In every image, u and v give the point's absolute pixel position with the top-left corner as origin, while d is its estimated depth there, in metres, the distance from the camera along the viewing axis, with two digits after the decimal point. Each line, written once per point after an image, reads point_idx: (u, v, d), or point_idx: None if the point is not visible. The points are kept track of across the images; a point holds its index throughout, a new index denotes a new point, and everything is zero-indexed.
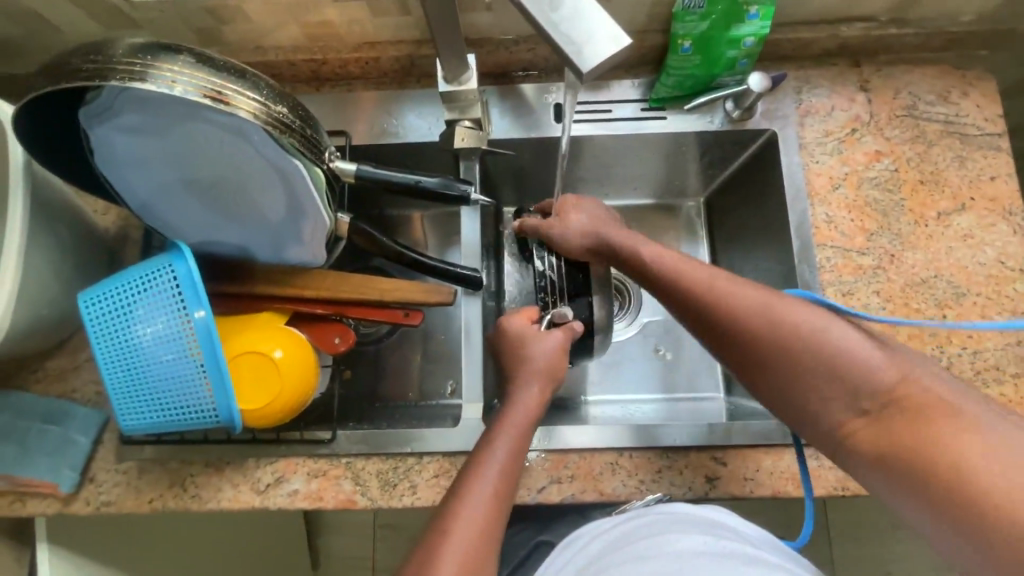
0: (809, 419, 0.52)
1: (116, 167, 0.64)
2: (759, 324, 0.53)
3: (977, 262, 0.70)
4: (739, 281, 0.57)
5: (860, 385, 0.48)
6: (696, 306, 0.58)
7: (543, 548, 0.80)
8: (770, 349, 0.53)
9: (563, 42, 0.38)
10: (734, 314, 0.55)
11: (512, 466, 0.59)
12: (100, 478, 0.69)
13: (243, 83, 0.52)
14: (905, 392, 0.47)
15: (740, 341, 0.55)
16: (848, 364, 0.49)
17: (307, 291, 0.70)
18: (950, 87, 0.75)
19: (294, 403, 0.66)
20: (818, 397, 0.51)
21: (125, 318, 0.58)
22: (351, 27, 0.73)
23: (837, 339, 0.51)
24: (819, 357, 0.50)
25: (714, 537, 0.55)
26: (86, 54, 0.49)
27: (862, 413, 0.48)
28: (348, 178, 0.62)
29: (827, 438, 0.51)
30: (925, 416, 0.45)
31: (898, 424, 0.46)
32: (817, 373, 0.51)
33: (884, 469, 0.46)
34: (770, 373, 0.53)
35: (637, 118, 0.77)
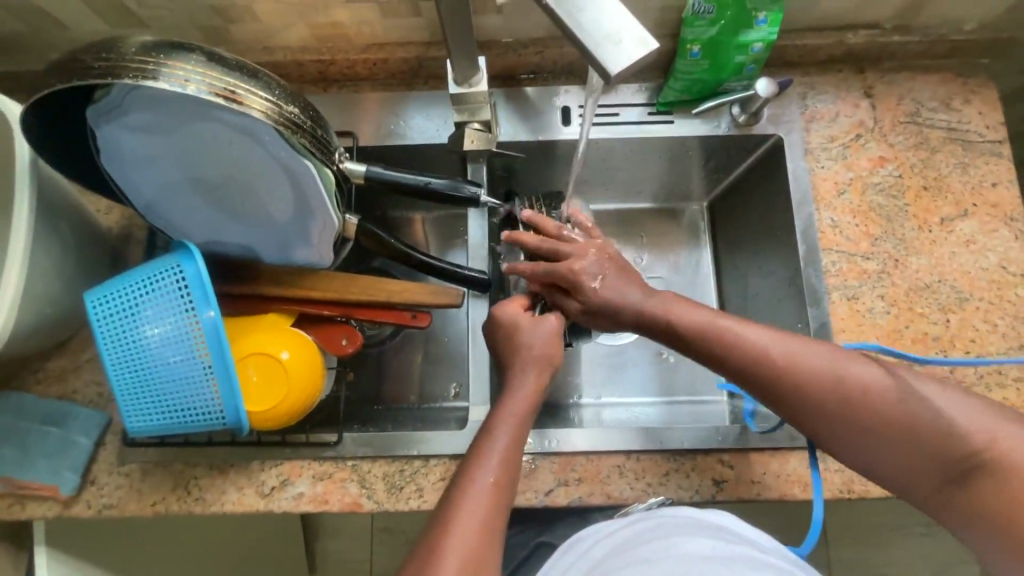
0: (894, 482, 0.54)
1: (123, 167, 0.63)
2: (833, 397, 0.54)
3: (979, 267, 0.71)
4: (800, 346, 0.57)
5: (943, 451, 0.51)
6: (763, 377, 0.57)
7: (544, 549, 0.79)
8: (850, 423, 0.54)
9: (591, 44, 0.38)
10: (808, 389, 0.55)
11: (512, 461, 0.58)
12: (102, 481, 0.68)
13: (255, 83, 0.52)
14: (988, 453, 0.49)
15: (817, 415, 0.55)
16: (926, 429, 0.51)
17: (314, 292, 0.70)
18: (952, 93, 0.76)
19: (301, 405, 0.65)
20: (908, 467, 0.53)
21: (132, 319, 0.57)
22: (360, 28, 0.73)
23: (911, 407, 0.52)
24: (899, 425, 0.52)
25: (720, 542, 0.55)
26: (96, 52, 0.49)
27: (947, 476, 0.51)
28: (358, 179, 0.63)
29: (908, 491, 0.54)
30: (1007, 476, 0.48)
31: (986, 485, 0.49)
32: (898, 440, 0.52)
33: (974, 523, 0.51)
34: (850, 442, 0.55)
35: (643, 122, 0.77)
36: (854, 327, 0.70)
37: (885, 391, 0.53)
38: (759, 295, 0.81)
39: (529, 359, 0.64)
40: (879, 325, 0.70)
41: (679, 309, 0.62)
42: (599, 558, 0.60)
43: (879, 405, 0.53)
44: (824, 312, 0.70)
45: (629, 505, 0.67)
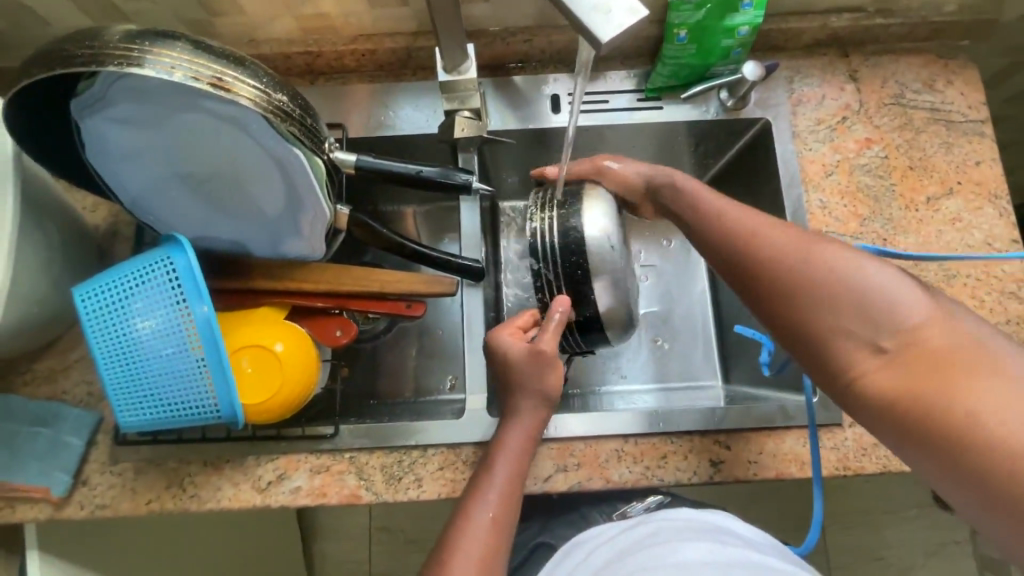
0: (813, 358, 0.50)
1: (109, 160, 0.62)
2: (778, 256, 0.53)
3: (965, 244, 0.72)
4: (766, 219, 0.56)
5: (879, 320, 0.47)
6: (721, 239, 0.58)
7: (544, 550, 0.78)
8: (785, 281, 0.51)
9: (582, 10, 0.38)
10: (756, 248, 0.54)
11: (512, 487, 0.60)
12: (94, 481, 0.67)
13: (243, 71, 0.51)
14: (925, 332, 0.46)
15: (758, 273, 0.53)
16: (869, 296, 0.48)
17: (306, 284, 0.69)
18: (935, 75, 0.77)
19: (296, 398, 0.65)
20: (833, 335, 0.49)
21: (121, 312, 0.56)
22: (347, 18, 0.72)
23: (861, 273, 0.49)
24: (838, 288, 0.49)
25: (716, 543, 0.57)
26: (81, 40, 0.48)
27: (875, 349, 0.47)
28: (348, 169, 0.62)
29: (825, 373, 0.50)
30: (939, 355, 0.45)
31: (914, 363, 0.45)
32: (833, 307, 0.49)
33: (888, 407, 0.46)
34: (781, 307, 0.51)
35: (632, 108, 0.78)
36: None
37: (838, 258, 0.50)
38: None
39: (529, 394, 0.64)
40: None
41: (692, 191, 0.65)
42: (599, 563, 0.60)
43: (825, 269, 0.50)
44: None
45: (624, 509, 0.75)
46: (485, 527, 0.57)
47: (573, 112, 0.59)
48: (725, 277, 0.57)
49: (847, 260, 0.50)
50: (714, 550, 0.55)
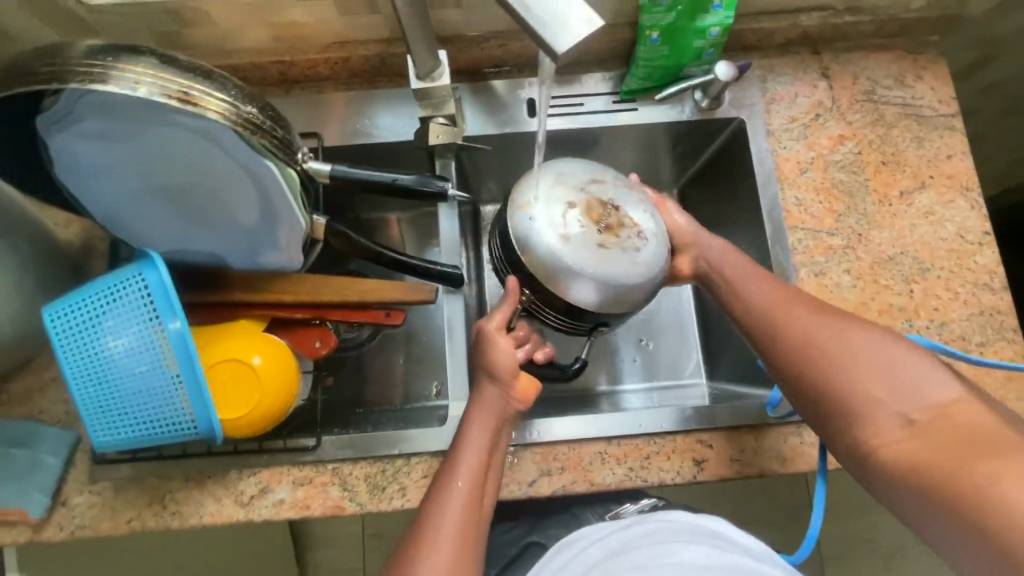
0: (845, 424, 0.54)
1: (80, 176, 0.61)
2: (820, 331, 0.58)
3: (938, 238, 0.73)
4: (803, 296, 0.62)
5: (906, 395, 0.52)
6: (760, 306, 0.62)
7: (535, 549, 0.78)
8: (819, 353, 0.57)
9: (536, 22, 0.37)
10: (795, 322, 0.59)
11: (480, 466, 0.60)
12: (73, 501, 0.66)
13: (210, 84, 0.51)
14: (954, 410, 0.50)
15: (791, 345, 0.59)
16: (904, 374, 0.54)
17: (284, 296, 0.69)
18: (905, 71, 0.78)
19: (276, 411, 0.64)
20: (860, 407, 0.53)
21: (94, 331, 0.56)
22: (319, 26, 0.72)
23: (896, 355, 0.55)
24: (875, 364, 0.54)
25: (713, 547, 0.57)
26: (42, 57, 0.48)
27: (907, 421, 0.51)
28: (324, 178, 0.62)
29: (854, 436, 0.54)
30: (964, 430, 0.49)
31: (939, 434, 0.49)
32: (862, 380, 0.54)
33: (913, 472, 0.49)
34: (813, 377, 0.56)
35: (608, 110, 0.78)
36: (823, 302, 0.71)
37: (875, 339, 0.56)
38: None
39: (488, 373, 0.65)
40: (847, 299, 0.71)
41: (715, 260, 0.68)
42: (596, 558, 0.61)
43: (863, 347, 0.56)
44: None
45: (619, 510, 0.77)
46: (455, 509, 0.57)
47: (541, 115, 0.59)
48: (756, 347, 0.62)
49: (882, 342, 0.56)
50: (711, 555, 0.56)
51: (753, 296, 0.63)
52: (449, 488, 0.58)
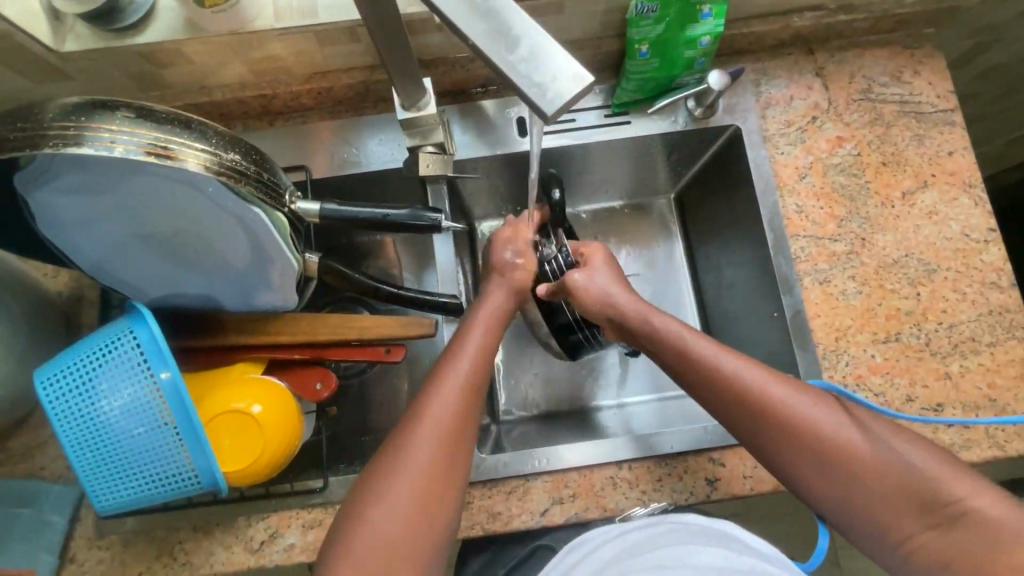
0: (866, 526, 0.53)
1: (62, 231, 0.60)
2: (825, 434, 0.54)
3: (943, 237, 0.72)
4: (794, 386, 0.57)
5: (928, 494, 0.51)
6: (756, 411, 0.57)
7: (545, 552, 0.72)
8: (825, 453, 0.54)
9: (524, 84, 0.35)
10: (795, 424, 0.55)
11: (478, 361, 0.60)
12: (81, 558, 0.65)
13: (189, 135, 0.49)
14: (973, 506, 0.49)
15: (793, 445, 0.55)
16: (912, 472, 0.52)
17: (282, 337, 0.68)
18: (901, 67, 0.76)
19: (280, 457, 0.63)
20: (878, 506, 0.52)
21: (88, 393, 0.55)
22: (298, 58, 0.70)
23: (899, 449, 0.53)
24: (883, 467, 0.52)
25: (729, 551, 0.53)
26: (13, 121, 0.46)
27: (928, 523, 0.50)
28: (313, 218, 0.61)
29: (876, 535, 0.53)
30: (990, 530, 0.48)
31: (964, 535, 0.49)
32: (877, 480, 0.52)
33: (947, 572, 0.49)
34: (824, 477, 0.54)
35: (600, 125, 0.77)
36: (829, 311, 0.70)
37: (873, 434, 0.54)
38: (734, 285, 0.81)
39: (496, 284, 0.69)
40: (853, 306, 0.70)
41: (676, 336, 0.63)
42: (607, 559, 0.56)
43: (867, 450, 0.53)
44: (798, 298, 0.71)
45: (625, 513, 0.66)
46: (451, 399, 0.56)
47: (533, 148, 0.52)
48: (751, 443, 0.58)
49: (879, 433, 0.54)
50: (731, 558, 0.52)
51: (742, 395, 0.57)
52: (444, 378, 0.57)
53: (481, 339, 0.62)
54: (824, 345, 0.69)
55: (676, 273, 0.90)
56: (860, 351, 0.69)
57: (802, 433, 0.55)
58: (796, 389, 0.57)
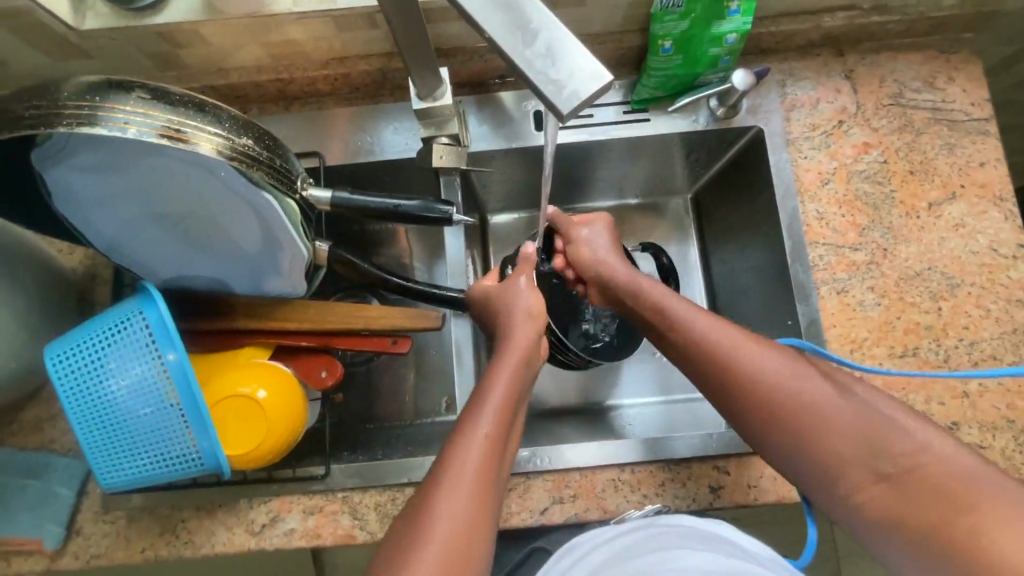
0: (818, 480, 0.51)
1: (78, 209, 0.60)
2: (779, 383, 0.53)
3: (969, 251, 0.69)
4: (755, 340, 0.57)
5: (878, 444, 0.48)
6: (710, 360, 0.57)
7: (540, 555, 0.71)
8: (778, 402, 0.53)
9: (540, 80, 0.34)
10: (756, 377, 0.54)
11: (506, 410, 0.55)
12: (87, 530, 0.66)
13: (203, 118, 0.49)
14: (924, 460, 0.46)
15: (744, 392, 0.55)
16: (867, 426, 0.49)
17: (289, 324, 0.68)
18: (935, 72, 0.74)
19: (284, 443, 0.64)
20: (828, 455, 0.50)
21: (96, 371, 0.55)
22: (316, 44, 0.69)
23: (862, 406, 0.51)
24: (836, 420, 0.50)
25: (719, 553, 0.52)
26: (28, 98, 0.46)
27: (876, 475, 0.48)
28: (324, 206, 0.60)
29: (827, 489, 0.51)
30: (938, 480, 0.45)
31: (915, 496, 0.46)
32: (829, 430, 0.50)
33: (896, 533, 0.46)
34: (774, 428, 0.53)
35: (618, 121, 0.75)
36: (845, 322, 0.68)
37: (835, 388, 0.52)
38: (748, 291, 0.80)
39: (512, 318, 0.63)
40: (870, 318, 0.68)
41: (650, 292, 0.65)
42: (598, 565, 0.56)
43: (823, 401, 0.52)
44: (814, 308, 0.69)
45: (624, 515, 0.66)
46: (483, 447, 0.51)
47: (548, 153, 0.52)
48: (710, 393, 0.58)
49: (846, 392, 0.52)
50: (720, 560, 0.51)
51: (700, 345, 0.58)
52: (475, 422, 0.53)
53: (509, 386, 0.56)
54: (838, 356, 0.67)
55: (688, 275, 0.88)
56: (875, 365, 0.67)
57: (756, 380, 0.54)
58: (754, 341, 0.56)
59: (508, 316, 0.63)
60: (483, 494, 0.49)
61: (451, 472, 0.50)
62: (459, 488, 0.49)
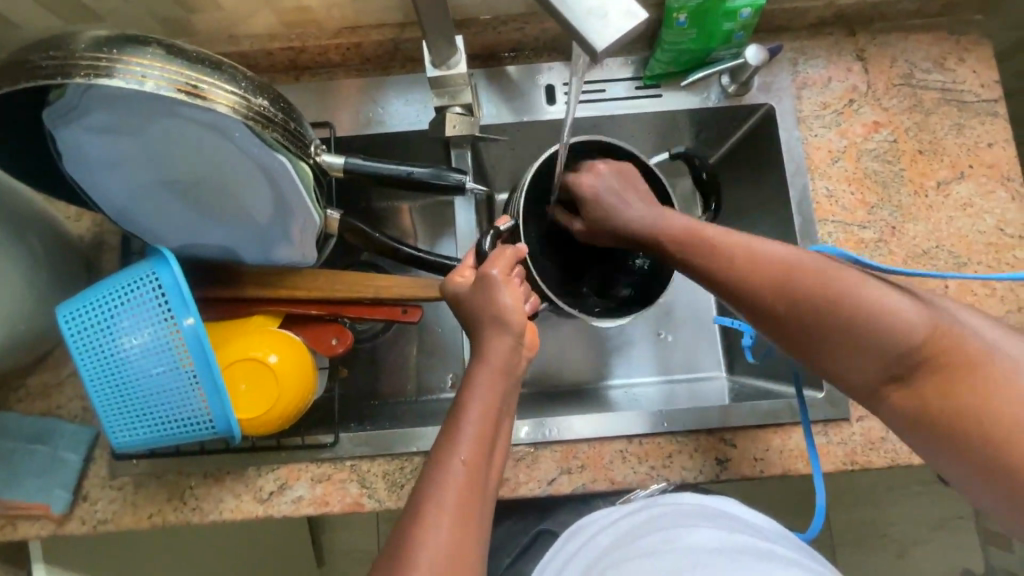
0: (847, 381, 0.50)
1: (89, 171, 0.60)
2: (793, 290, 0.50)
3: (976, 230, 0.70)
4: (764, 245, 0.53)
5: (906, 343, 0.46)
6: (722, 272, 0.54)
7: (547, 535, 0.72)
8: (796, 309, 0.50)
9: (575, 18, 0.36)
10: (766, 290, 0.51)
11: (485, 436, 0.51)
12: (94, 496, 0.66)
13: (220, 76, 0.49)
14: (956, 350, 0.45)
15: (757, 305, 0.52)
16: (892, 316, 0.47)
17: (300, 292, 0.68)
18: (946, 53, 0.74)
19: (294, 408, 0.64)
20: (852, 357, 0.48)
21: (108, 331, 0.55)
22: (330, 11, 0.69)
23: (876, 292, 0.48)
24: (860, 317, 0.47)
25: (723, 530, 0.53)
26: (46, 49, 0.45)
27: (902, 372, 0.47)
28: (337, 172, 0.60)
29: (855, 388, 0.50)
30: (972, 370, 0.43)
31: (942, 390, 0.44)
32: (856, 331, 0.47)
33: (925, 431, 0.46)
34: (795, 336, 0.50)
35: (630, 97, 0.75)
36: None
37: (844, 281, 0.49)
38: None
39: (491, 322, 0.56)
40: None
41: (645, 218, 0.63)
42: (609, 543, 0.57)
43: (848, 294, 0.48)
44: None
45: (630, 494, 0.67)
46: (458, 482, 0.49)
47: (572, 109, 0.52)
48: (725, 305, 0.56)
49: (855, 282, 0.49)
50: (722, 537, 0.52)
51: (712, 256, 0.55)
52: (450, 453, 0.50)
53: (484, 407, 0.52)
54: None
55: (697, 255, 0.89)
56: None
57: (768, 293, 0.51)
58: (764, 247, 0.53)
59: (478, 323, 0.57)
60: (463, 529, 0.48)
61: (428, 509, 0.48)
62: (440, 525, 0.47)
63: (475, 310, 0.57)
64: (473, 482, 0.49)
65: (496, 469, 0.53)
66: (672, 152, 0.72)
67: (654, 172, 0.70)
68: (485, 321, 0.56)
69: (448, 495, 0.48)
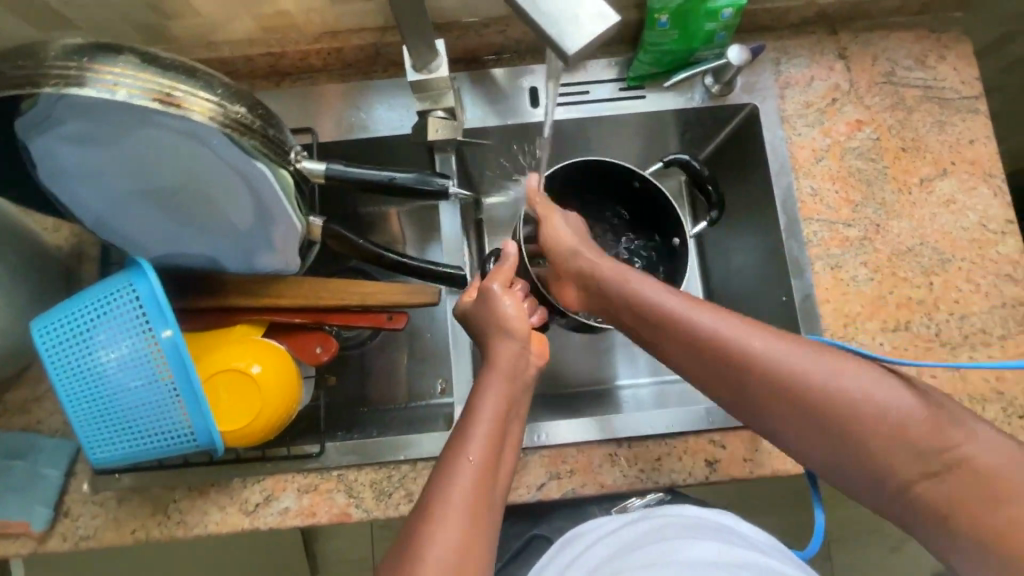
0: (859, 477, 0.49)
1: (64, 182, 0.58)
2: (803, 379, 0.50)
3: (959, 227, 0.70)
4: (767, 334, 0.52)
5: (923, 441, 0.46)
6: (727, 359, 0.53)
7: (538, 542, 0.71)
8: (807, 398, 0.49)
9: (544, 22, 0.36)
10: (777, 377, 0.51)
11: (496, 437, 0.51)
12: (76, 512, 0.65)
13: (195, 83, 0.48)
14: (966, 453, 0.46)
15: (765, 392, 0.51)
16: (896, 412, 0.48)
17: (283, 300, 0.67)
18: (927, 51, 0.74)
19: (279, 419, 0.63)
20: (867, 452, 0.48)
21: (86, 345, 0.54)
22: (309, 16, 0.68)
23: (881, 388, 0.49)
24: (871, 411, 0.48)
25: (720, 543, 0.52)
26: (14, 58, 0.45)
27: (924, 469, 0.46)
28: (319, 179, 0.59)
29: (868, 483, 0.49)
30: (985, 472, 0.45)
31: (961, 489, 0.45)
32: (867, 427, 0.48)
33: (944, 528, 0.46)
34: (806, 422, 0.50)
35: (614, 99, 0.75)
36: (838, 297, 0.69)
37: (852, 375, 0.49)
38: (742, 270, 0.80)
39: (497, 327, 0.58)
40: (863, 293, 0.69)
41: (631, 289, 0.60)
42: (605, 554, 0.56)
43: (855, 389, 0.49)
44: (808, 283, 0.69)
45: (626, 504, 0.68)
46: (470, 481, 0.48)
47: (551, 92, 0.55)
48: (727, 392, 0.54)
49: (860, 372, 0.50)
50: (724, 550, 0.51)
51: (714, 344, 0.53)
52: (459, 452, 0.50)
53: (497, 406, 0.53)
54: (832, 331, 0.68)
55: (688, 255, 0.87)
56: (869, 339, 0.68)
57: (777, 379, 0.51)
58: (767, 336, 0.52)
59: (489, 326, 0.59)
60: (472, 530, 0.47)
61: (436, 508, 0.47)
62: (451, 522, 0.46)
63: (482, 321, 0.59)
64: (481, 481, 0.49)
65: (504, 475, 0.53)
66: (669, 157, 0.73)
67: (654, 181, 0.72)
68: (490, 330, 0.59)
69: (457, 495, 0.47)
